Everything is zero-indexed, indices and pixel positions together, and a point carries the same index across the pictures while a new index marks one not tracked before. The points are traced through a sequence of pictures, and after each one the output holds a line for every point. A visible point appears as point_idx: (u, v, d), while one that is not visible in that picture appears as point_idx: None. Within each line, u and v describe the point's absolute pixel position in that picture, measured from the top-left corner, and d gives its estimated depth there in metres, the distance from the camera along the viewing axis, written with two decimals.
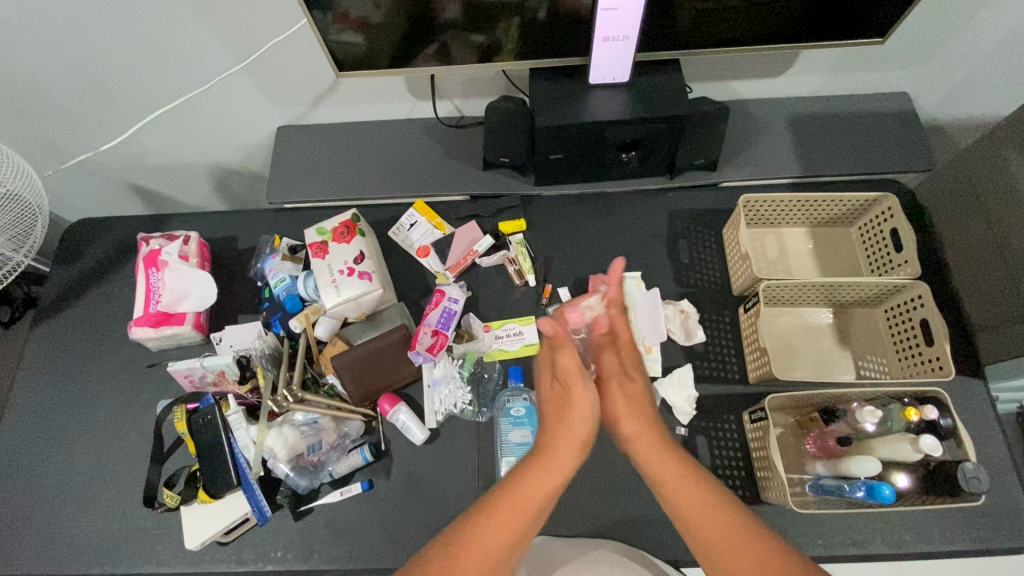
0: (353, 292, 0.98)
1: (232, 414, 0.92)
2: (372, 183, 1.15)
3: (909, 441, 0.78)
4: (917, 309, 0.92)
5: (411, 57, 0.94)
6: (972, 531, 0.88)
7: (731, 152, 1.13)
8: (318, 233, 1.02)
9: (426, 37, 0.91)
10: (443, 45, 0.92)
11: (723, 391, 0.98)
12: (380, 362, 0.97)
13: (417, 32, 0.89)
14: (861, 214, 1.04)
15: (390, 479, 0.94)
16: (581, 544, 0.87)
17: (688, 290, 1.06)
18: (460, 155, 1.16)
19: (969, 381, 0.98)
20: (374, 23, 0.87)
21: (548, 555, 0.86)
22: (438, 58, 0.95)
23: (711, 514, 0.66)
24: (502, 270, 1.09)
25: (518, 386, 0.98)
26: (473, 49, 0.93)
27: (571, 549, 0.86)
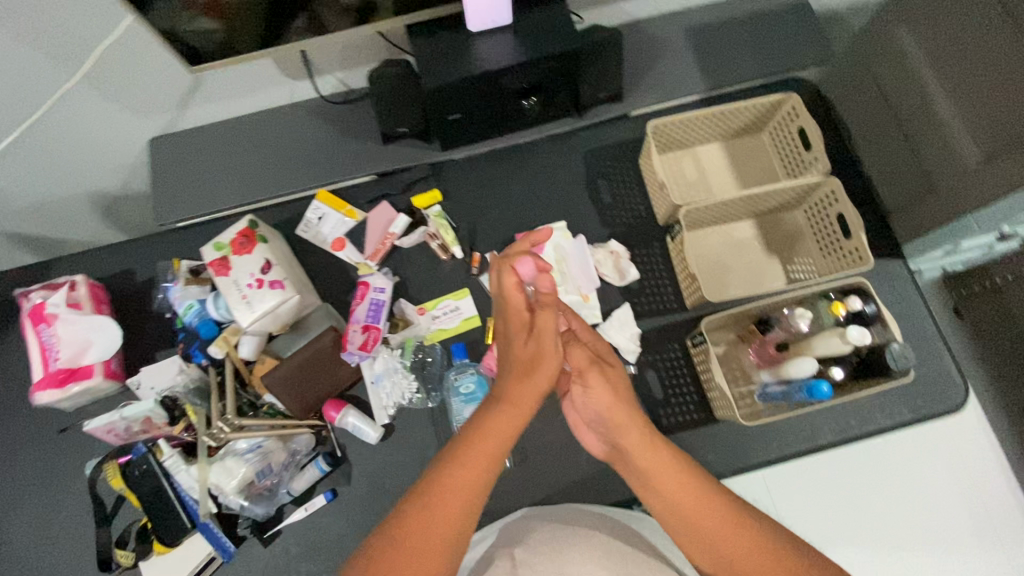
0: (268, 305, 0.90)
1: (167, 459, 0.86)
2: (268, 183, 1.06)
3: (839, 335, 0.80)
4: (832, 204, 0.93)
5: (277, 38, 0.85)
6: (908, 403, 0.93)
7: (636, 79, 1.09)
8: (215, 248, 0.94)
9: (294, 8, 0.81)
10: (313, 14, 0.83)
11: (664, 322, 0.98)
12: (315, 371, 0.92)
13: (280, 3, 0.79)
14: (769, 118, 1.03)
15: (353, 483, 0.92)
16: (566, 514, 0.84)
17: (615, 230, 1.04)
18: (357, 134, 1.08)
19: (892, 263, 1.01)
20: (227, 5, 0.76)
21: (529, 526, 0.82)
22: (310, 29, 0.86)
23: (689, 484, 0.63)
24: (424, 247, 1.03)
25: (463, 363, 0.95)
26: (343, 16, 0.85)
27: (553, 518, 0.83)
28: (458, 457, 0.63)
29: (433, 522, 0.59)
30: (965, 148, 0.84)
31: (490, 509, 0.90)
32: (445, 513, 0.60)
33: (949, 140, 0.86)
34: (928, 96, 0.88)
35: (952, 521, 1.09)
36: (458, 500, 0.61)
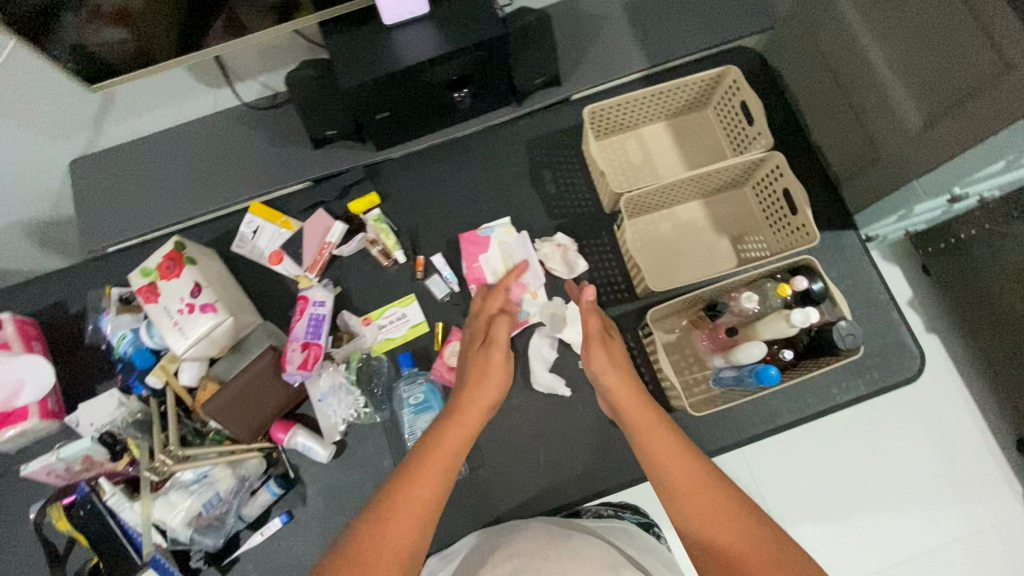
0: (200, 330, 0.86)
1: (110, 497, 0.84)
2: (198, 200, 1.01)
3: (783, 318, 0.77)
4: (778, 179, 0.90)
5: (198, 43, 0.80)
6: (864, 376, 0.92)
7: (574, 61, 1.04)
8: (143, 274, 0.90)
9: (210, 7, 0.76)
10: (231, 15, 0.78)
11: (616, 313, 0.96)
12: (257, 394, 0.89)
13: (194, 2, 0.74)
14: (712, 93, 0.99)
15: (309, 503, 0.90)
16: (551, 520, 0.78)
17: (562, 221, 1.01)
18: (287, 139, 1.03)
19: (843, 234, 0.99)
20: (135, 10, 0.72)
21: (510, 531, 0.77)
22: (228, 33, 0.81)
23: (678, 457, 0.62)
24: (366, 254, 1.00)
25: (412, 372, 0.92)
26: (265, 15, 0.79)
27: (536, 522, 0.78)
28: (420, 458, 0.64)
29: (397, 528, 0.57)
30: (908, 113, 0.81)
31: (450, 518, 0.89)
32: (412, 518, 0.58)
33: (893, 105, 0.83)
34: (869, 60, 0.84)
35: (915, 483, 1.10)
36: (429, 482, 0.61)
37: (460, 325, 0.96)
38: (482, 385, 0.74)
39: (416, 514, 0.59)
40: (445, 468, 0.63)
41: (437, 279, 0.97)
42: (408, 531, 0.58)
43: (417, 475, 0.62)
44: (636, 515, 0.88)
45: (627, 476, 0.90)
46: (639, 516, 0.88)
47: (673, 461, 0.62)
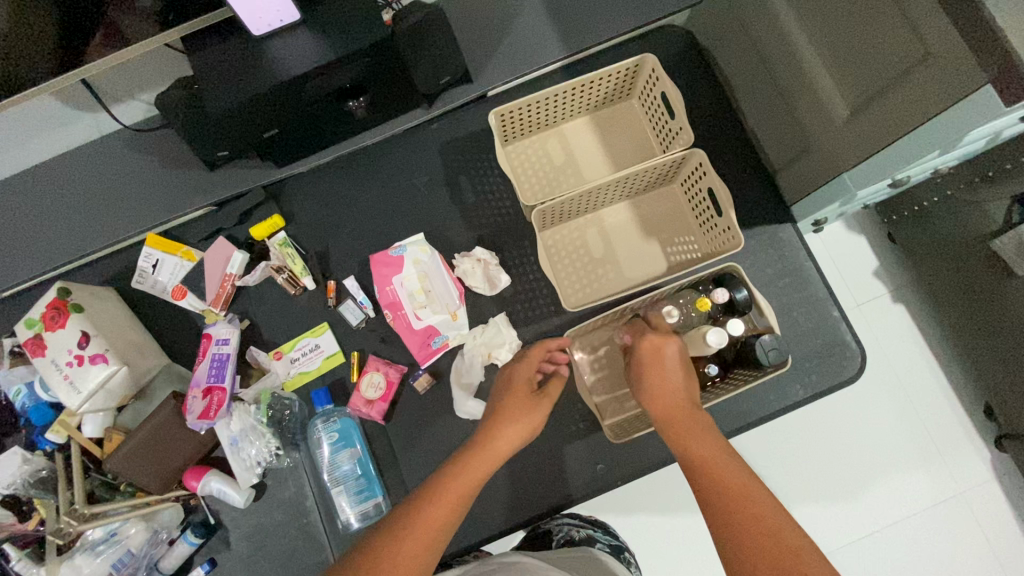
0: (92, 383, 0.81)
1: (17, 563, 0.81)
2: (90, 236, 0.94)
3: (700, 337, 0.73)
4: (702, 177, 0.84)
5: (79, 61, 0.69)
6: (802, 379, 0.88)
7: (484, 54, 0.95)
8: (28, 326, 0.84)
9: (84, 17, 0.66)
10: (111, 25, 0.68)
11: (542, 329, 0.91)
12: (164, 442, 0.84)
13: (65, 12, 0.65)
14: (634, 82, 0.91)
15: (231, 549, 0.87)
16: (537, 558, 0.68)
17: (482, 232, 0.94)
18: (180, 163, 0.95)
19: (780, 228, 0.93)
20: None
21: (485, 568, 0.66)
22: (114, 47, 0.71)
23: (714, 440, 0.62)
24: (274, 283, 0.94)
25: (326, 409, 0.87)
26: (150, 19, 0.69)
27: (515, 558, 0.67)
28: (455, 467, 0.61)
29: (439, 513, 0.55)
30: (834, 103, 0.74)
31: None
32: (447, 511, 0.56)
33: (818, 92, 0.76)
34: (792, 44, 0.77)
35: (874, 473, 1.07)
36: (452, 498, 0.57)
37: (377, 352, 0.91)
38: (519, 421, 0.68)
39: (446, 515, 0.56)
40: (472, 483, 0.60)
41: (351, 305, 0.92)
42: (440, 517, 0.55)
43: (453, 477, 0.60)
44: (607, 536, 0.82)
45: (558, 500, 0.87)
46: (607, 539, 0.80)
47: (715, 468, 0.59)
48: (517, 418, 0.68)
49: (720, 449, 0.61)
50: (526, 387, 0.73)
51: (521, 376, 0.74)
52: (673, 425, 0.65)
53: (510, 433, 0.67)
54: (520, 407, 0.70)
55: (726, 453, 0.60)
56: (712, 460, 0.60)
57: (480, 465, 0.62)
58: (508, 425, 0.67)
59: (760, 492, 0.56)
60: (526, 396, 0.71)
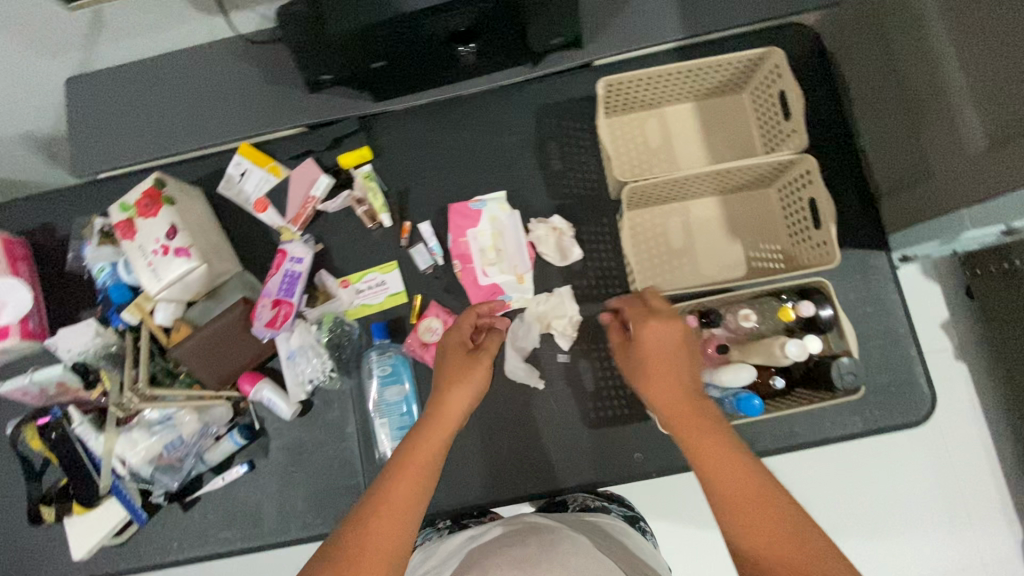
0: (173, 274, 0.85)
1: (77, 425, 0.86)
2: (188, 135, 0.97)
3: (778, 346, 0.71)
4: (805, 186, 0.80)
5: None
6: (863, 414, 0.84)
7: (600, 20, 0.93)
8: (122, 209, 0.88)
9: None
10: None
11: (605, 309, 0.89)
12: (228, 344, 0.87)
13: None
14: (752, 76, 0.87)
15: (271, 456, 0.90)
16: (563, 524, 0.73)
17: (563, 202, 0.92)
18: (282, 79, 0.96)
19: (872, 255, 0.88)
20: None
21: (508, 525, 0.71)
22: None
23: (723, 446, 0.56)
24: (352, 213, 0.95)
25: (383, 343, 0.89)
26: None
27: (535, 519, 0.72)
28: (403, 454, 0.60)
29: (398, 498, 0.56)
30: (974, 131, 0.70)
31: None
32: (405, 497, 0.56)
33: (953, 115, 0.72)
34: (938, 61, 0.72)
35: (911, 525, 1.02)
36: (411, 478, 0.57)
37: (439, 300, 0.92)
38: (463, 385, 0.66)
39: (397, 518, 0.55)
40: (426, 461, 0.59)
41: (421, 250, 0.93)
42: (405, 496, 0.56)
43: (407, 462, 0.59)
44: (622, 508, 0.83)
45: (589, 479, 0.86)
46: (624, 508, 0.82)
47: (721, 470, 0.54)
48: (460, 382, 0.66)
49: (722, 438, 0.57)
50: (461, 346, 0.71)
51: (454, 338, 0.72)
52: (674, 414, 0.60)
53: (456, 400, 0.65)
54: (456, 373, 0.67)
55: (727, 441, 0.56)
56: (717, 458, 0.55)
57: (433, 443, 0.61)
58: (457, 391, 0.65)
59: (776, 497, 0.52)
60: (464, 357, 0.69)
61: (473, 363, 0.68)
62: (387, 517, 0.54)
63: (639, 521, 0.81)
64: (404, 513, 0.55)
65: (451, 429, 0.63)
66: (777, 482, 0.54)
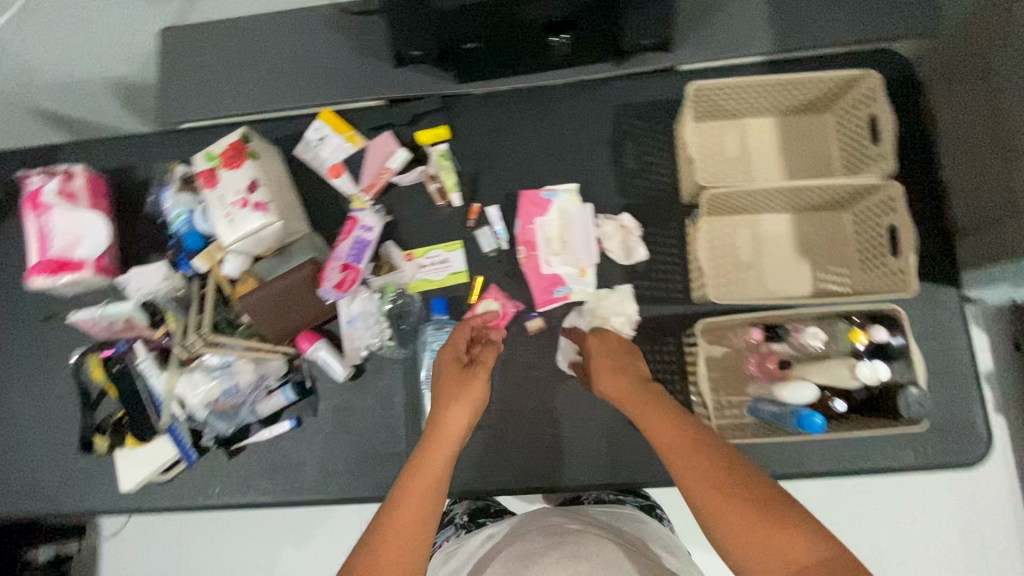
0: (250, 226, 0.87)
1: (143, 360, 0.90)
2: (273, 95, 1.00)
3: (848, 367, 0.72)
4: (888, 212, 0.79)
5: None
6: (916, 447, 0.83)
7: (690, 25, 0.93)
8: (207, 159, 0.90)
9: None
10: None
11: (665, 311, 0.89)
12: (292, 301, 0.89)
13: None
14: (841, 96, 0.87)
15: (318, 416, 0.92)
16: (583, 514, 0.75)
17: (633, 201, 0.93)
18: (370, 50, 0.98)
19: (940, 289, 0.87)
20: None
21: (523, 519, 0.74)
22: None
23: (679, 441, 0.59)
24: (423, 189, 0.97)
25: (443, 319, 0.91)
26: None
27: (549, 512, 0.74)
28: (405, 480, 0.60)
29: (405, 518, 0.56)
30: None
31: None
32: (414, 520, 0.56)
33: None
34: None
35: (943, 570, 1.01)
36: (416, 496, 0.58)
37: (499, 283, 0.93)
38: (461, 401, 0.69)
39: (407, 539, 0.55)
40: (431, 479, 0.60)
41: (487, 233, 0.94)
42: (412, 520, 0.56)
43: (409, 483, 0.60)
44: (638, 497, 0.88)
45: (629, 478, 0.86)
46: (641, 497, 0.87)
47: (716, 507, 0.51)
48: (456, 399, 0.69)
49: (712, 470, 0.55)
50: (456, 363, 0.74)
51: (449, 355, 0.76)
52: (665, 452, 0.59)
53: (454, 417, 0.67)
54: (450, 391, 0.70)
55: (715, 471, 0.54)
56: (711, 495, 0.52)
57: (434, 465, 0.62)
58: (451, 409, 0.68)
59: (734, 479, 0.53)
60: (457, 373, 0.72)
61: (466, 381, 0.71)
62: (395, 542, 0.54)
63: (655, 509, 0.86)
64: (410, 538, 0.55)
65: (449, 446, 0.64)
66: (748, 476, 0.53)
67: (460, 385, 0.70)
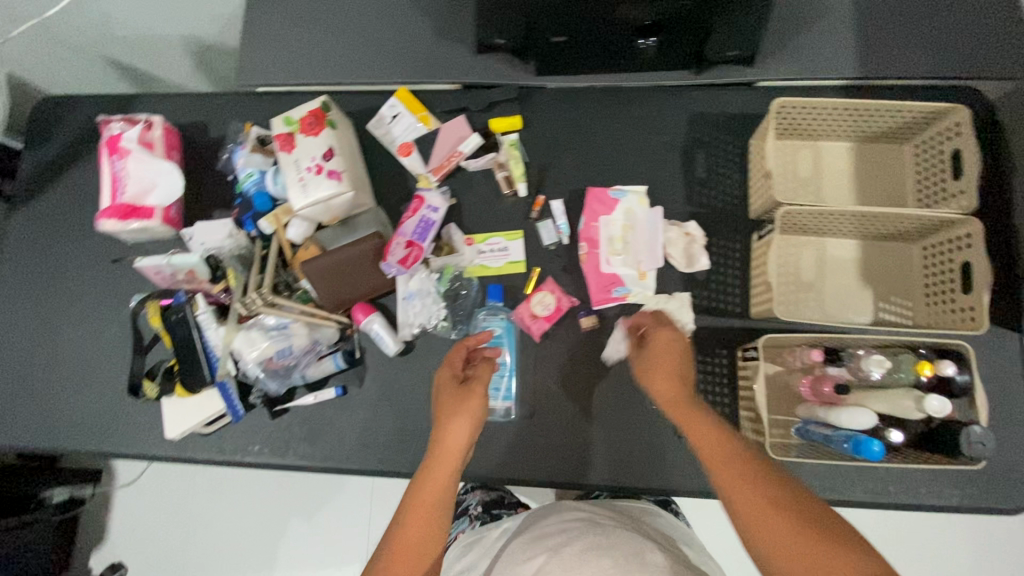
0: (321, 193, 0.88)
1: (201, 313, 0.92)
2: (351, 66, 1.00)
3: (913, 399, 0.72)
4: (961, 249, 0.79)
5: None
6: (963, 489, 0.82)
7: (775, 42, 0.93)
8: (285, 123, 0.92)
9: None
10: None
11: (720, 323, 0.89)
12: (352, 271, 0.90)
13: None
14: (923, 128, 0.86)
15: (364, 387, 0.93)
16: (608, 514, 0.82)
17: (699, 210, 0.93)
18: (453, 34, 0.99)
19: (1004, 332, 0.86)
20: None
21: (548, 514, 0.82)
22: None
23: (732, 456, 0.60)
24: (490, 176, 0.98)
25: (496, 306, 0.92)
26: None
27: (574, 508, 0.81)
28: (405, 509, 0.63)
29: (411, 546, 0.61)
30: None
31: (485, 458, 0.88)
32: (422, 546, 0.61)
33: None
34: None
35: None
36: (421, 518, 0.62)
37: (556, 277, 0.93)
38: (460, 415, 0.68)
39: (410, 563, 0.60)
40: (430, 507, 0.63)
41: (550, 226, 0.94)
42: (416, 549, 0.61)
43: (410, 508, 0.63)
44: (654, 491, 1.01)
45: (668, 486, 0.86)
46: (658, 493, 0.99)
47: (758, 519, 0.54)
48: (455, 414, 0.68)
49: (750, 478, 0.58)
50: (451, 380, 0.72)
51: (446, 370, 0.73)
52: (713, 461, 0.60)
53: (453, 433, 0.67)
54: (446, 408, 0.69)
55: (766, 489, 0.56)
56: (756, 514, 0.55)
57: (439, 479, 0.65)
58: (450, 427, 0.68)
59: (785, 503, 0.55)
60: (454, 390, 0.71)
61: (465, 395, 0.70)
62: (404, 561, 0.59)
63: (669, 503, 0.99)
64: (418, 551, 0.60)
65: (451, 464, 0.66)
66: (798, 498, 0.55)
67: (456, 402, 0.69)
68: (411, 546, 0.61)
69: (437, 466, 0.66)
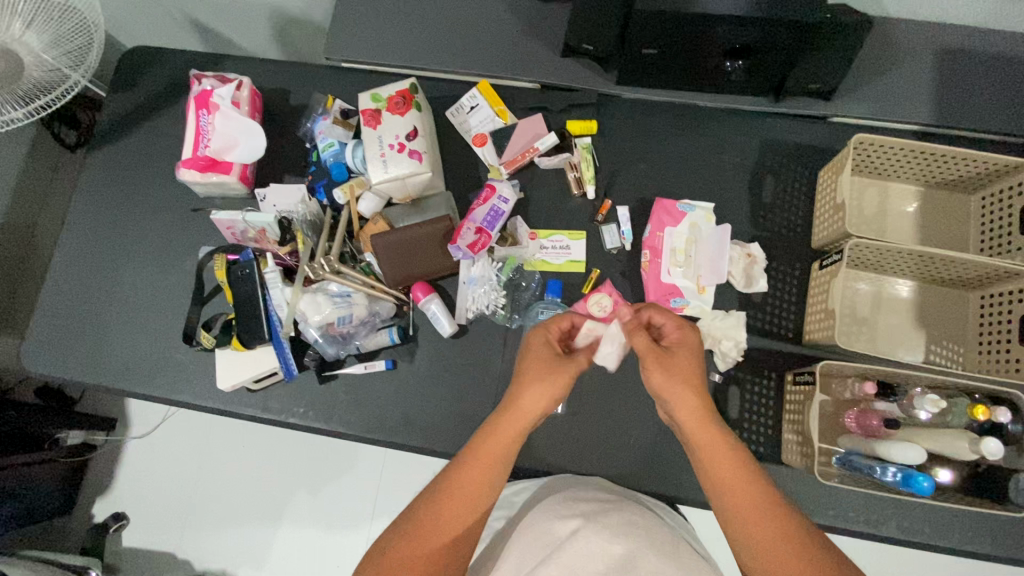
0: (401, 170, 0.91)
1: (268, 272, 0.95)
2: (438, 54, 1.03)
3: (969, 440, 0.73)
4: (1021, 302, 0.81)
5: None
6: (996, 538, 0.83)
7: (854, 82, 0.95)
8: (372, 99, 0.94)
9: None
10: None
11: (772, 346, 0.91)
12: (418, 250, 0.93)
13: None
14: (992, 182, 0.88)
15: (413, 363, 0.95)
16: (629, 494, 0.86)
17: (762, 234, 0.95)
18: (541, 35, 1.02)
19: None
20: None
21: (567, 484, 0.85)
22: None
23: (750, 491, 0.61)
24: (561, 175, 1.00)
25: (555, 301, 0.94)
26: None
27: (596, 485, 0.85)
28: (449, 476, 0.64)
29: (447, 518, 0.62)
30: None
31: (526, 449, 0.89)
32: (459, 519, 0.62)
33: None
34: None
35: None
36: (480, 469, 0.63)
37: (615, 281, 0.95)
38: (545, 384, 0.67)
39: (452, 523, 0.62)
40: (481, 475, 0.63)
41: (614, 230, 0.96)
42: (446, 527, 0.62)
43: (455, 476, 0.63)
44: None
45: (703, 499, 0.87)
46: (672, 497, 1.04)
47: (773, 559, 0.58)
48: (540, 380, 0.67)
49: (764, 501, 0.61)
50: (548, 348, 0.71)
51: (544, 335, 0.72)
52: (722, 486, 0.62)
53: (532, 399, 0.66)
54: (534, 372, 0.68)
55: (791, 533, 0.59)
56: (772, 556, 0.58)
57: (502, 438, 0.65)
58: (531, 390, 0.66)
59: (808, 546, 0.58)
60: (551, 356, 0.69)
61: (557, 365, 0.68)
62: (429, 534, 0.61)
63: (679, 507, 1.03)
64: (461, 522, 0.62)
65: (518, 429, 0.66)
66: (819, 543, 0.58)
67: (549, 369, 0.68)
68: (450, 517, 0.62)
69: (492, 433, 0.65)
